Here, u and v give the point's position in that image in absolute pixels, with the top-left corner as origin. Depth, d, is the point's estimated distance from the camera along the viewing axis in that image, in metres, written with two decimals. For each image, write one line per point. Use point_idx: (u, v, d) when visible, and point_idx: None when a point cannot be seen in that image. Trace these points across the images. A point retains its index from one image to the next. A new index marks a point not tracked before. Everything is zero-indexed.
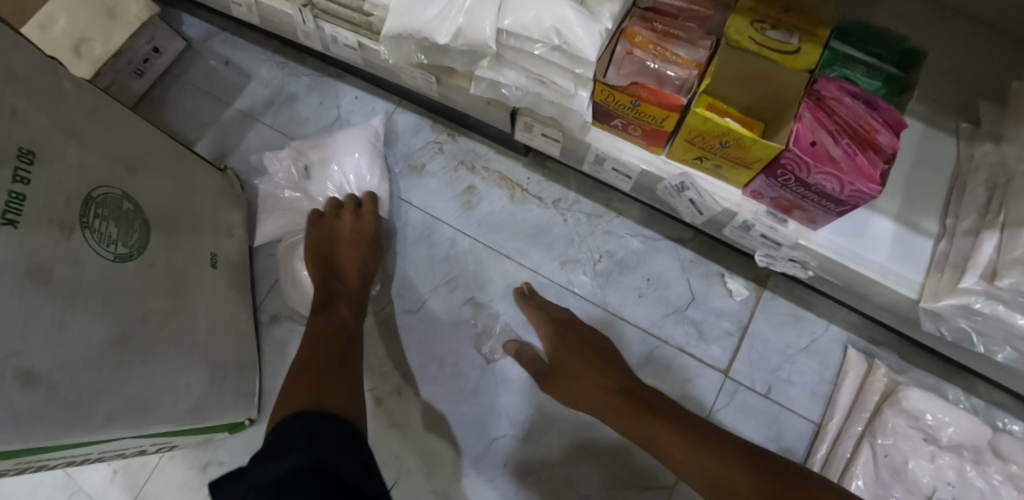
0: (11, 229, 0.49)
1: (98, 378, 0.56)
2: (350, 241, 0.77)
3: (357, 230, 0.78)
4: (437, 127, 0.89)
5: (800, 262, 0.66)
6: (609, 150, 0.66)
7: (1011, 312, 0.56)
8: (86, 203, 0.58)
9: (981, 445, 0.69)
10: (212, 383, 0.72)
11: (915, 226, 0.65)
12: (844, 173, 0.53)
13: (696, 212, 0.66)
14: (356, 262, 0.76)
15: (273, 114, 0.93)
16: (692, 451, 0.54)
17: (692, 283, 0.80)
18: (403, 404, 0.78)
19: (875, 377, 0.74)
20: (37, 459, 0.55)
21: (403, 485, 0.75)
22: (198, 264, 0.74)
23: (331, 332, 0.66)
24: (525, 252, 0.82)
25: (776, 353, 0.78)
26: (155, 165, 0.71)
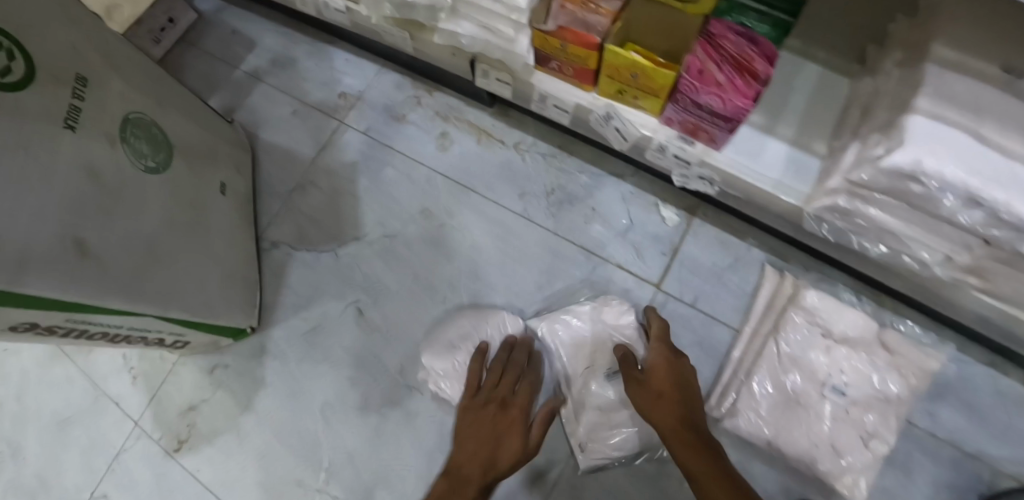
0: (72, 132, 0.64)
1: (131, 262, 0.70)
2: (484, 422, 0.73)
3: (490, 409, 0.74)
4: (417, 85, 1.04)
5: (707, 179, 0.80)
6: (550, 89, 0.80)
7: (868, 206, 0.68)
8: (124, 123, 0.73)
9: (870, 339, 0.81)
10: (221, 289, 0.86)
11: (806, 148, 0.77)
12: (726, 94, 0.66)
13: (622, 138, 0.81)
14: (484, 449, 0.69)
15: (277, 75, 1.07)
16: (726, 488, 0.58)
17: (631, 211, 0.93)
18: (385, 314, 0.93)
19: (784, 284, 0.87)
20: (84, 322, 0.69)
21: (383, 381, 0.91)
22: (211, 189, 0.88)
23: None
24: (491, 187, 0.96)
25: (703, 271, 0.90)
26: (178, 103, 0.85)
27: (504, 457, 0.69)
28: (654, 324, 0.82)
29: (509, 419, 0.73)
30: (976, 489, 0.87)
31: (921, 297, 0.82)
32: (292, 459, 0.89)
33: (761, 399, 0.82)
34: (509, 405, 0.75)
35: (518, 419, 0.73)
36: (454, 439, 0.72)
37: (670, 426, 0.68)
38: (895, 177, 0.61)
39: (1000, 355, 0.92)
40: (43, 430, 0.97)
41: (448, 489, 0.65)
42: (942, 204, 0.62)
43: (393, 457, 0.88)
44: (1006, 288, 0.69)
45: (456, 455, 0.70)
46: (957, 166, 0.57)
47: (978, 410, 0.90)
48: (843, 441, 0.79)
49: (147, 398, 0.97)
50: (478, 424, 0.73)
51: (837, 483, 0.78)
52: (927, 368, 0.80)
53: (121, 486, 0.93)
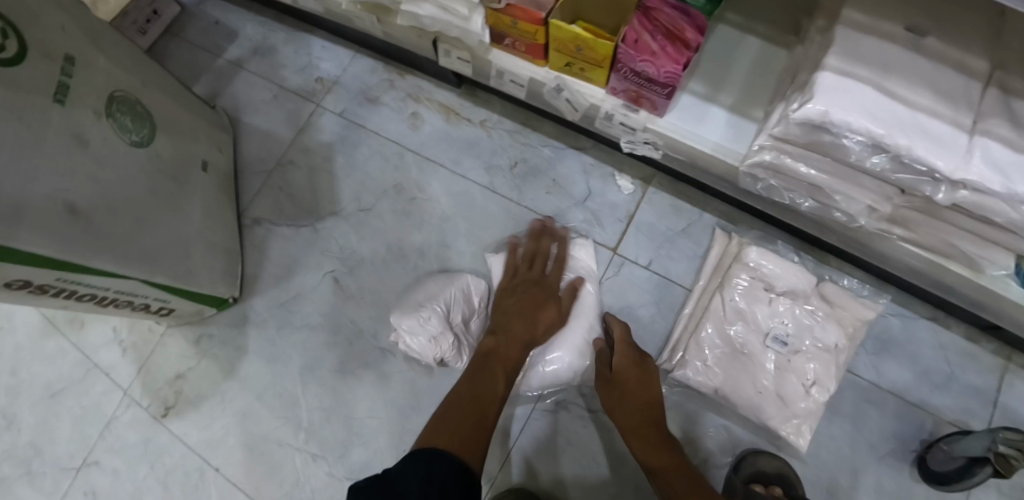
0: (61, 106, 0.70)
1: (117, 227, 0.76)
2: (534, 301, 0.87)
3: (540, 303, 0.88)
4: (389, 69, 1.11)
5: (652, 144, 0.87)
6: (506, 65, 0.86)
7: (795, 161, 0.74)
8: (110, 100, 0.78)
9: (809, 291, 0.87)
10: (204, 258, 0.92)
11: (744, 114, 0.84)
12: (659, 61, 0.73)
13: (573, 108, 0.88)
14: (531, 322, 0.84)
15: (257, 62, 1.14)
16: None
17: (590, 182, 1.00)
18: (359, 281, 1.00)
19: (732, 244, 0.92)
20: (73, 283, 0.74)
21: (358, 344, 0.98)
22: (193, 166, 0.94)
23: (480, 381, 0.75)
24: (458, 162, 1.04)
25: (657, 234, 0.97)
26: (160, 86, 0.91)
27: (544, 320, 0.86)
28: (618, 330, 0.88)
29: (543, 290, 0.89)
30: (916, 434, 0.93)
31: (857, 252, 0.88)
32: (274, 419, 0.96)
33: (709, 351, 0.87)
34: (543, 282, 0.91)
35: (551, 292, 0.90)
36: (517, 313, 0.85)
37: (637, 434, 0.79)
38: (809, 129, 0.67)
39: (940, 310, 0.97)
40: (37, 401, 1.02)
41: (492, 349, 0.80)
42: (852, 155, 0.68)
43: (368, 414, 0.95)
44: (922, 233, 0.76)
45: (509, 326, 0.84)
46: (861, 115, 0.63)
47: (917, 360, 0.96)
48: (786, 386, 0.85)
49: (136, 368, 1.02)
50: (542, 308, 0.87)
51: (782, 428, 0.84)
52: (863, 318, 0.86)
53: (113, 450, 0.98)
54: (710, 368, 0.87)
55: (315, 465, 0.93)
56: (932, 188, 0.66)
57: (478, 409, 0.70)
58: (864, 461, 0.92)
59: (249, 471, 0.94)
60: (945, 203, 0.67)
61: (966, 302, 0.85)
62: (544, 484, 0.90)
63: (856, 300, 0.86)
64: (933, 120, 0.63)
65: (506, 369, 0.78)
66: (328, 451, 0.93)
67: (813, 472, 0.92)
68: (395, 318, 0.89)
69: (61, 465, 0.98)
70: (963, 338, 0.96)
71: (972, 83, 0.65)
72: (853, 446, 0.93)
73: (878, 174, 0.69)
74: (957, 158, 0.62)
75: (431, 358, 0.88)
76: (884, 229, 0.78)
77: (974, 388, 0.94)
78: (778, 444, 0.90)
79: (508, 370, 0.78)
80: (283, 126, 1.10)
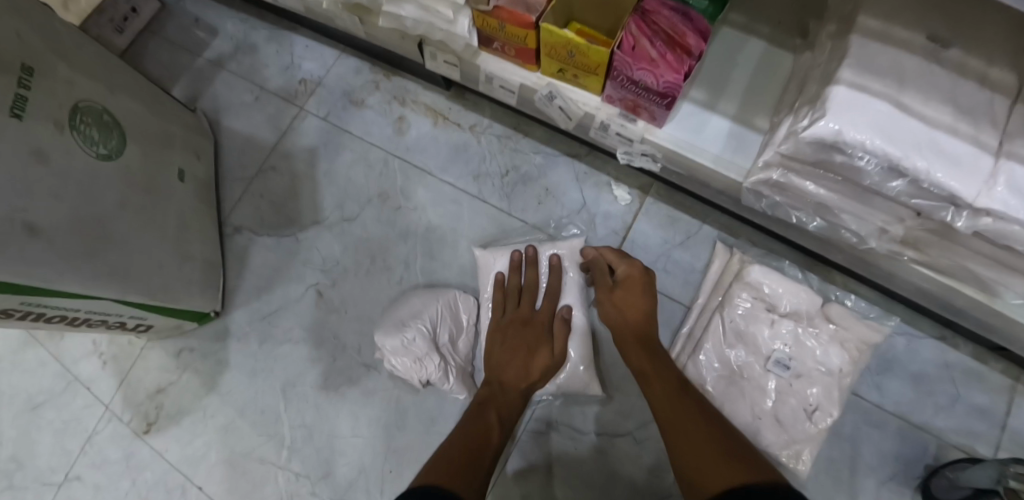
0: (18, 121, 0.66)
1: (82, 245, 0.72)
2: (525, 345, 0.84)
3: (532, 333, 0.85)
4: (374, 69, 1.05)
5: (650, 155, 0.81)
6: (495, 70, 0.81)
7: (801, 178, 0.69)
8: (73, 112, 0.74)
9: (813, 312, 0.82)
10: (181, 269, 0.89)
11: (747, 124, 0.78)
12: (657, 70, 0.67)
13: (567, 116, 0.82)
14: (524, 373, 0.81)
15: (237, 61, 1.09)
16: (670, 399, 0.71)
17: (584, 191, 0.95)
18: (343, 294, 0.96)
19: (732, 261, 0.88)
20: (39, 306, 0.70)
21: (341, 359, 0.94)
22: (167, 174, 0.90)
23: (473, 429, 0.73)
24: (446, 169, 0.99)
25: (653, 248, 0.92)
26: (129, 90, 0.86)
27: (536, 364, 0.82)
28: (607, 254, 0.86)
29: (533, 334, 0.85)
30: (921, 459, 0.89)
31: (864, 271, 0.84)
32: (256, 436, 0.93)
33: (707, 374, 0.83)
34: (532, 322, 0.86)
35: (542, 332, 0.85)
36: (509, 355, 0.83)
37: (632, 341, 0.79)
38: (819, 148, 0.62)
39: (948, 328, 0.92)
40: (17, 415, 0.99)
41: (487, 398, 0.79)
42: (864, 175, 0.63)
43: (352, 432, 0.92)
44: (936, 256, 0.71)
45: (502, 373, 0.81)
46: (877, 135, 0.58)
47: (924, 381, 0.91)
48: (786, 412, 0.81)
49: (117, 382, 0.99)
50: (535, 348, 0.83)
51: (781, 454, 0.80)
52: (870, 341, 0.81)
53: (94, 466, 0.96)
54: (707, 391, 0.83)
55: (298, 484, 0.90)
56: (950, 214, 0.61)
57: (478, 451, 0.70)
58: (866, 486, 0.88)
59: (230, 489, 0.92)
60: (965, 230, 0.61)
61: (977, 325, 0.80)
62: None
63: (862, 321, 0.82)
64: (953, 140, 0.58)
65: (501, 415, 0.76)
66: (310, 470, 0.91)
67: (812, 498, 0.89)
68: (378, 338, 0.86)
69: (42, 481, 0.96)
70: (972, 358, 0.92)
71: (995, 100, 0.59)
72: (855, 471, 0.89)
73: (891, 195, 0.64)
74: (978, 182, 0.57)
75: (415, 379, 0.85)
76: (894, 250, 0.73)
77: (982, 412, 0.89)
78: (777, 469, 0.86)
79: (504, 416, 0.77)
80: (265, 129, 1.05)
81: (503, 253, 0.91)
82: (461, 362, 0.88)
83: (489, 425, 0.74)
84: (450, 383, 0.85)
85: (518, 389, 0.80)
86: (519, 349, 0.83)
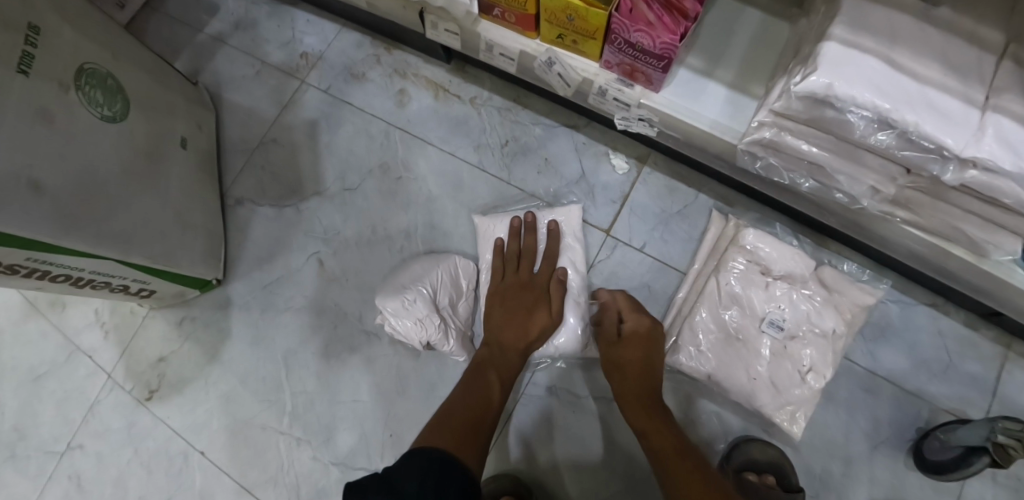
0: (25, 77, 0.67)
1: (88, 204, 0.73)
2: (524, 305, 0.85)
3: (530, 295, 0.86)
4: (375, 43, 1.06)
5: (647, 121, 0.83)
6: (495, 37, 0.82)
7: (795, 137, 0.71)
8: (78, 73, 0.75)
9: (807, 275, 0.84)
10: (184, 237, 0.90)
11: (744, 90, 0.80)
12: (655, 31, 0.69)
13: (566, 83, 0.83)
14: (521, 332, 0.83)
15: (238, 36, 1.10)
16: (655, 427, 0.73)
17: (583, 162, 0.97)
18: (344, 263, 0.98)
19: (728, 226, 0.89)
20: (45, 263, 0.71)
21: (342, 327, 0.96)
22: (171, 142, 0.91)
23: (475, 391, 0.74)
24: (446, 140, 1.00)
25: (651, 216, 0.94)
26: (133, 58, 0.87)
27: (535, 325, 0.83)
28: (621, 301, 0.85)
29: (532, 296, 0.86)
30: (912, 422, 0.91)
31: (858, 235, 0.85)
32: (258, 403, 0.94)
33: (703, 336, 0.85)
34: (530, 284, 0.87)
35: (540, 294, 0.87)
36: (508, 317, 0.84)
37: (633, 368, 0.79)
38: (811, 103, 0.64)
39: (941, 296, 0.94)
40: (20, 385, 1.00)
41: (487, 360, 0.80)
42: (854, 131, 0.65)
43: (353, 398, 0.93)
44: (924, 215, 0.73)
45: (502, 335, 0.83)
46: (867, 89, 0.59)
47: (916, 347, 0.93)
48: (780, 372, 0.82)
49: (119, 351, 1.00)
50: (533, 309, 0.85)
51: (775, 414, 0.82)
52: (863, 303, 0.83)
53: (97, 434, 0.97)
54: (703, 353, 0.84)
55: (300, 450, 0.92)
56: (938, 168, 0.63)
57: (481, 418, 0.70)
58: (858, 449, 0.90)
59: (233, 455, 0.93)
60: (953, 183, 0.63)
61: (968, 288, 0.82)
62: (531, 470, 0.88)
63: (854, 284, 0.83)
64: (942, 95, 0.59)
65: (500, 376, 0.78)
66: (312, 436, 0.92)
67: (805, 460, 0.91)
68: (380, 302, 0.87)
69: (45, 449, 0.97)
70: (964, 325, 0.93)
71: (983, 57, 0.61)
72: (848, 434, 0.91)
73: (883, 151, 0.66)
74: (966, 134, 0.58)
75: (416, 340, 0.85)
76: (886, 210, 0.75)
77: (972, 376, 0.91)
78: (771, 431, 0.88)
79: (504, 377, 0.78)
80: (267, 102, 1.06)
81: (503, 219, 0.93)
82: (460, 326, 0.89)
83: (489, 387, 0.75)
84: (450, 344, 0.86)
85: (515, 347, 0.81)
86: (518, 311, 0.84)
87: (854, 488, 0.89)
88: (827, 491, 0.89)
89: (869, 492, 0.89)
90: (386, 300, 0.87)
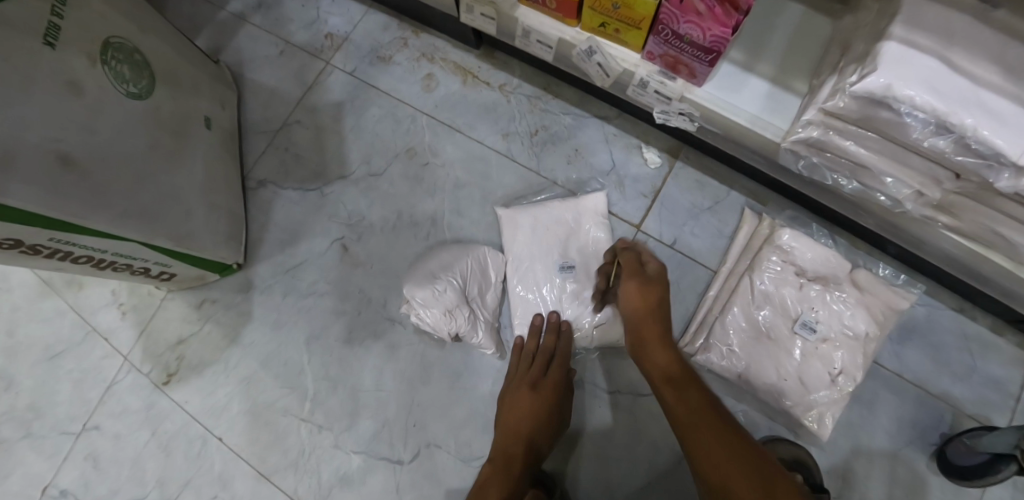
0: (51, 49, 0.64)
1: (111, 183, 0.70)
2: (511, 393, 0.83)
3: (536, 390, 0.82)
4: (403, 25, 1.04)
5: (687, 115, 0.82)
6: (533, 23, 0.80)
7: (842, 137, 0.69)
8: (105, 46, 0.72)
9: (841, 276, 0.83)
10: (208, 217, 0.88)
11: (787, 86, 0.78)
12: (705, 23, 0.66)
13: (605, 74, 0.82)
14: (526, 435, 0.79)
15: (260, 14, 1.07)
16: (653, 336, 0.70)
17: (613, 153, 0.95)
18: (367, 250, 0.96)
19: (762, 225, 0.87)
20: (67, 243, 0.69)
21: (365, 313, 0.94)
22: (194, 120, 0.88)
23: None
24: (474, 127, 0.98)
25: (682, 211, 0.93)
26: (159, 32, 0.84)
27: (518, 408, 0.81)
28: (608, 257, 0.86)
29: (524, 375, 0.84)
30: (936, 427, 0.90)
31: (894, 237, 0.84)
32: (278, 388, 0.93)
33: (733, 333, 0.84)
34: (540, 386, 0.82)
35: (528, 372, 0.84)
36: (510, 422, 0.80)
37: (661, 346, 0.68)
38: (867, 103, 0.62)
39: (970, 301, 0.93)
40: (36, 364, 0.98)
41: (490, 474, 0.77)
42: (909, 132, 0.62)
43: (375, 386, 0.92)
44: (967, 221, 0.71)
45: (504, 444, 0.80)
46: (925, 90, 0.57)
47: (942, 351, 0.93)
48: (810, 373, 0.82)
49: (137, 332, 0.98)
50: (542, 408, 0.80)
51: (804, 416, 0.82)
52: (896, 306, 0.82)
53: (114, 415, 0.96)
54: (733, 351, 0.83)
55: (322, 436, 0.91)
56: (992, 174, 0.61)
57: None
58: (881, 450, 0.90)
59: (252, 440, 0.92)
60: (1006, 190, 0.61)
61: (1004, 295, 0.81)
62: (552, 463, 0.88)
63: (889, 286, 0.82)
64: (1001, 100, 0.57)
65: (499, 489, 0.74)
66: (333, 423, 0.91)
67: (828, 461, 0.90)
68: (409, 290, 0.86)
69: (61, 429, 0.96)
70: (991, 331, 0.93)
71: None
72: (871, 436, 0.91)
73: (933, 154, 0.64)
74: None
75: (446, 331, 0.85)
76: (929, 214, 0.74)
77: (997, 383, 0.91)
78: (797, 431, 0.87)
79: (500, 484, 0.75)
80: (290, 83, 1.04)
81: (527, 210, 0.91)
82: (490, 318, 0.89)
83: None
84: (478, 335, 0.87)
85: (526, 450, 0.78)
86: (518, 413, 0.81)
87: (875, 489, 0.89)
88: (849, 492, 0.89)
89: (891, 495, 0.89)
90: (415, 287, 0.86)
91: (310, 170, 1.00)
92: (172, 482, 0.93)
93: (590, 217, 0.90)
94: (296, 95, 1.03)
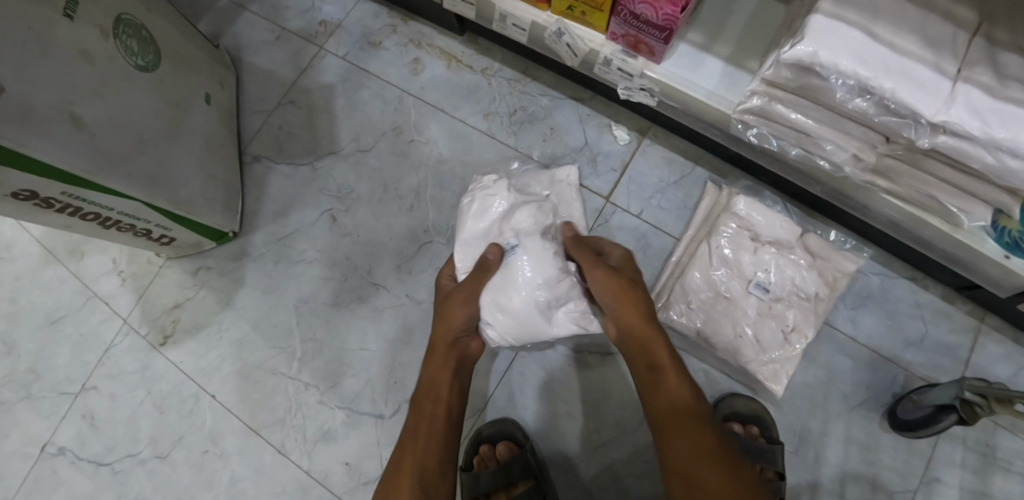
0: (69, 21, 0.70)
1: (117, 145, 0.77)
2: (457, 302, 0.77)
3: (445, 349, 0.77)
4: (391, 14, 1.12)
5: (648, 91, 0.89)
6: (508, 8, 0.88)
7: (782, 107, 0.76)
8: (116, 21, 0.78)
9: (793, 241, 0.90)
10: (206, 188, 0.95)
11: (739, 64, 0.85)
12: (657, 3, 0.73)
13: (573, 54, 0.89)
14: (433, 443, 0.69)
15: (258, 4, 1.14)
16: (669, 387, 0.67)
17: (586, 132, 1.02)
18: (353, 220, 1.02)
19: (721, 196, 0.95)
20: (77, 198, 0.75)
21: (352, 278, 1.00)
22: (194, 95, 0.95)
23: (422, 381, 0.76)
24: (456, 107, 1.06)
25: (650, 185, 1.00)
26: (163, 13, 0.91)
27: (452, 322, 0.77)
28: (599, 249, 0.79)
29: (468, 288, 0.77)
30: (887, 387, 0.96)
31: (843, 205, 0.90)
32: (267, 349, 0.99)
33: (694, 295, 0.90)
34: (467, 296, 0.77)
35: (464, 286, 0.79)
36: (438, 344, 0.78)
37: (652, 352, 0.69)
38: (799, 71, 0.68)
39: (921, 271, 0.99)
40: (37, 329, 1.03)
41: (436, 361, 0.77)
42: (837, 96, 0.69)
43: (361, 347, 0.97)
44: (902, 185, 0.77)
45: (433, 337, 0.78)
46: (849, 58, 0.63)
47: (896, 317, 0.98)
48: (764, 332, 0.88)
49: (135, 298, 1.04)
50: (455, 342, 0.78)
51: (758, 370, 0.88)
52: (844, 270, 0.88)
53: (111, 376, 1.01)
54: (693, 310, 0.90)
55: (307, 394, 0.96)
56: (914, 131, 0.66)
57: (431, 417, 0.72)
58: (837, 408, 0.96)
59: (243, 399, 0.97)
60: (925, 147, 0.66)
61: (944, 258, 0.87)
62: (526, 417, 0.95)
63: (837, 251, 0.89)
64: (917, 64, 0.62)
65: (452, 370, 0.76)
66: (319, 381, 0.97)
67: (787, 419, 0.96)
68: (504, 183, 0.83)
69: (60, 390, 1.01)
70: (941, 299, 0.98)
71: (958, 32, 0.64)
72: (828, 396, 0.96)
73: (862, 118, 0.70)
74: (936, 101, 0.61)
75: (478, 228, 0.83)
76: (870, 180, 0.80)
77: (946, 348, 0.96)
78: (756, 388, 0.94)
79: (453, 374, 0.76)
80: (286, 66, 1.11)
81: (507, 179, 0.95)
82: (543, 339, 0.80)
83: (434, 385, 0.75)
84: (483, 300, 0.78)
85: (438, 484, 0.67)
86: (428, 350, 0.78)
87: (830, 446, 0.95)
88: (806, 448, 0.95)
89: (845, 453, 0.94)
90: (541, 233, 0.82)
91: (303, 146, 1.06)
92: (166, 438, 0.97)
93: (561, 185, 0.95)
94: (292, 78, 1.10)
